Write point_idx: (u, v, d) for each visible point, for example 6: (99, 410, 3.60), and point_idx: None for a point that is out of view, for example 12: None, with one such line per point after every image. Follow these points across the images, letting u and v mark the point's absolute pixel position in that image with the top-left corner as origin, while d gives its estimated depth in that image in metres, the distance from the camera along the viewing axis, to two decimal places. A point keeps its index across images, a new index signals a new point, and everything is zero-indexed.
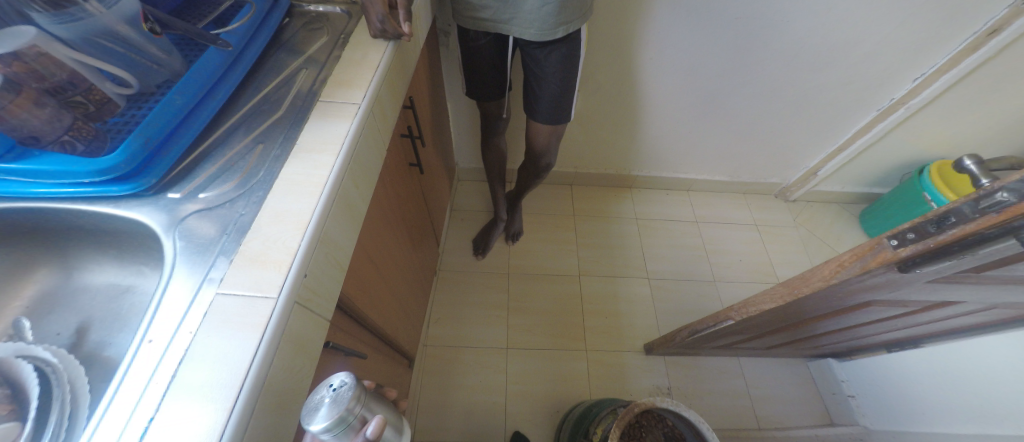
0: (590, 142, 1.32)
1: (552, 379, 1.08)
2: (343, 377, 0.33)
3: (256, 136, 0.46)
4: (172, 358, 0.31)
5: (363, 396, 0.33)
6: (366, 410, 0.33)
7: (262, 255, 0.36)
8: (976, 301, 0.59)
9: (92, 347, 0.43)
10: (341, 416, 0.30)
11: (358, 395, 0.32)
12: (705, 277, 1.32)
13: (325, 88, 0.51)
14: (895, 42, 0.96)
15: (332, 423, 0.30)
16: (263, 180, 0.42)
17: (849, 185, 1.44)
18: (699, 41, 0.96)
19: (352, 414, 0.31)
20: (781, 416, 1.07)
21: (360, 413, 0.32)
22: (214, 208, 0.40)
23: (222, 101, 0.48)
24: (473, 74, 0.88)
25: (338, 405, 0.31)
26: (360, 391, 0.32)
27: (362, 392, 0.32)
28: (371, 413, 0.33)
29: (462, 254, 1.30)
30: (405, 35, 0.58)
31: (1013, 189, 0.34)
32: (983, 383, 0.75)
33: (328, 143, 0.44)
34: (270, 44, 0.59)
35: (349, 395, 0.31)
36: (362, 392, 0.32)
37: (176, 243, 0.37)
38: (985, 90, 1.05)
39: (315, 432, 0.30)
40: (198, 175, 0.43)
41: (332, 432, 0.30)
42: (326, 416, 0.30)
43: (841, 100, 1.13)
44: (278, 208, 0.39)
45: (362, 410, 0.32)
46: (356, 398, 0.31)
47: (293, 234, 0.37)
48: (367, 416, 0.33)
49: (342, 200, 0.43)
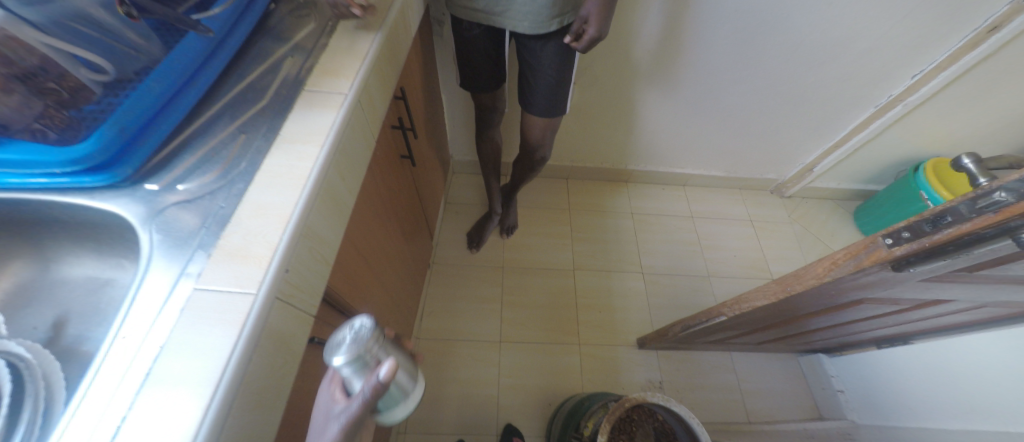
0: (587, 135, 1.31)
1: (544, 373, 1.08)
2: (364, 320, 0.32)
3: (239, 126, 0.45)
4: (147, 355, 0.30)
5: (382, 339, 0.32)
6: (385, 353, 0.32)
7: (242, 250, 0.35)
8: (969, 300, 0.59)
9: (70, 341, 0.41)
10: (359, 354, 0.30)
11: (377, 337, 0.31)
12: (700, 272, 1.32)
13: (310, 77, 0.49)
14: (895, 38, 0.95)
15: (351, 358, 0.30)
16: (245, 171, 0.40)
17: (845, 181, 1.44)
18: (698, 35, 0.94)
19: (370, 354, 0.31)
20: (772, 410, 1.08)
21: (377, 355, 0.31)
22: (193, 201, 0.38)
23: (202, 89, 0.46)
24: (467, 64, 0.86)
25: (357, 343, 0.30)
26: (379, 334, 0.32)
27: (382, 335, 0.32)
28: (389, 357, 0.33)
29: (456, 248, 1.29)
30: (356, 6, 0.54)
31: (1011, 189, 0.34)
32: (971, 379, 0.76)
33: (312, 134, 0.43)
34: (255, 31, 0.57)
35: (368, 336, 0.31)
36: (381, 335, 0.32)
37: (154, 236, 0.36)
38: (984, 88, 1.04)
39: (335, 366, 0.30)
40: (177, 165, 0.42)
41: (351, 368, 0.30)
42: (346, 352, 0.30)
43: (840, 96, 1.12)
44: (260, 201, 0.38)
45: (381, 352, 0.32)
46: (375, 339, 0.31)
47: (275, 228, 0.36)
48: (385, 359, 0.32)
49: (326, 192, 0.41)
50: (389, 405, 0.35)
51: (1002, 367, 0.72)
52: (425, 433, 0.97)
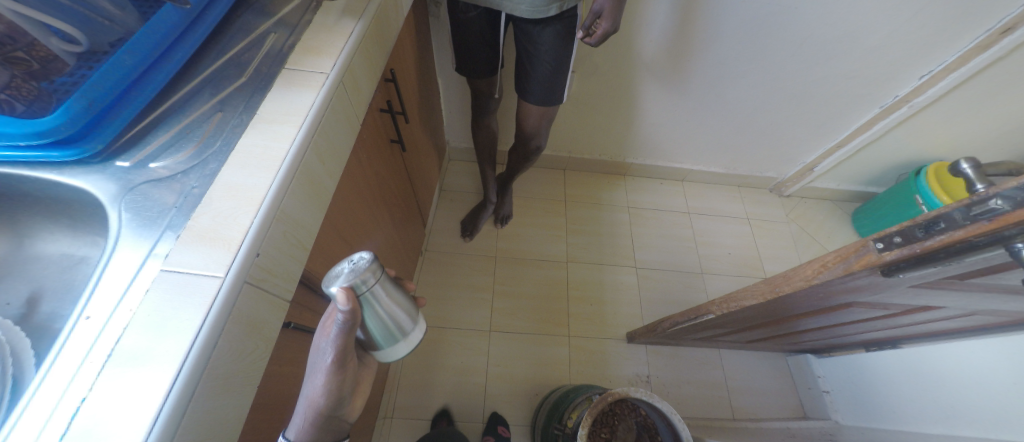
0: (585, 126, 1.29)
1: (532, 364, 1.09)
2: (362, 254, 0.36)
3: (216, 103, 0.43)
4: (109, 336, 0.29)
5: (380, 274, 0.36)
6: (382, 288, 0.36)
7: (212, 232, 0.34)
8: (958, 307, 0.58)
9: (43, 318, 0.40)
10: (356, 282, 0.34)
11: (374, 270, 0.35)
12: (693, 268, 1.32)
13: (292, 55, 0.47)
14: (905, 37, 0.92)
15: (349, 285, 0.33)
16: (219, 151, 0.39)
17: (846, 182, 1.42)
18: (702, 26, 0.92)
19: (365, 285, 0.34)
20: (757, 407, 1.09)
21: (373, 288, 0.35)
22: (165, 180, 0.37)
23: (179, 64, 0.45)
24: (462, 48, 0.83)
25: (355, 273, 0.34)
26: (376, 268, 0.35)
27: (380, 271, 0.36)
28: (386, 293, 0.36)
29: (449, 236, 1.28)
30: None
31: (1008, 196, 0.33)
32: (956, 385, 0.76)
33: (290, 114, 0.41)
34: (238, 4, 0.54)
35: (366, 268, 0.34)
36: (379, 270, 0.36)
37: (123, 213, 0.35)
38: (992, 92, 1.02)
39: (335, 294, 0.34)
40: (151, 141, 0.40)
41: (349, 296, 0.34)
42: (344, 280, 0.34)
43: (845, 95, 1.10)
44: (233, 182, 0.37)
45: (377, 285, 0.35)
46: (372, 272, 0.35)
47: (246, 211, 0.35)
48: (381, 294, 0.36)
49: (304, 175, 0.40)
50: (389, 341, 0.39)
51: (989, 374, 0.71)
52: (411, 419, 0.98)
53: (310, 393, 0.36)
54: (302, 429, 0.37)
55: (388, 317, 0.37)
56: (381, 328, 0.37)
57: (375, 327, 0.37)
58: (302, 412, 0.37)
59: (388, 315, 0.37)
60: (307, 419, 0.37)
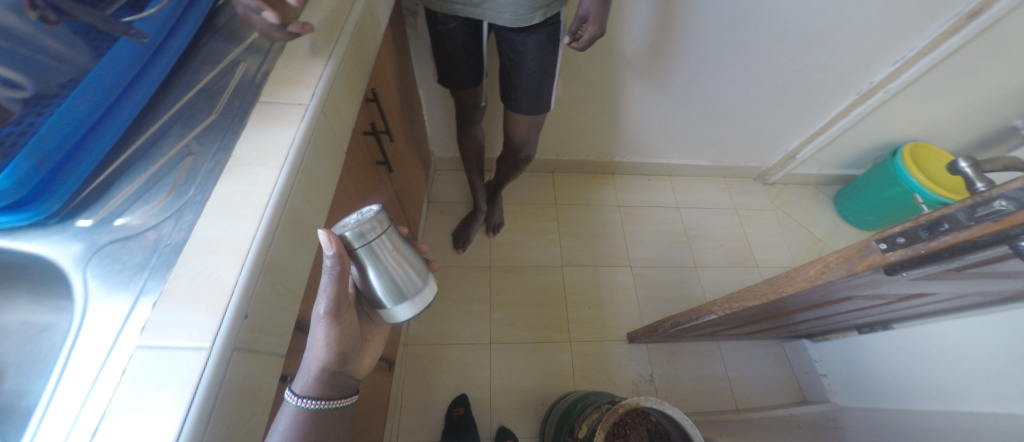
0: (572, 128, 1.28)
1: (537, 373, 1.08)
2: (371, 207, 0.38)
3: (185, 146, 0.40)
4: (85, 427, 0.26)
5: (387, 227, 0.38)
6: (387, 240, 0.38)
7: (192, 295, 0.31)
8: (951, 292, 0.60)
9: (7, 397, 0.36)
10: (363, 230, 0.35)
11: (381, 220, 0.37)
12: (687, 263, 1.33)
13: (266, 85, 0.44)
14: (879, 25, 0.94)
15: (354, 232, 0.35)
16: (193, 200, 0.36)
17: (825, 167, 1.46)
18: (684, 24, 0.91)
19: (367, 229, 0.36)
20: (758, 396, 1.11)
21: (378, 236, 0.36)
22: (133, 238, 0.35)
23: (140, 103, 0.41)
24: (443, 60, 0.81)
25: (360, 222, 0.36)
26: (382, 218, 0.37)
27: (387, 223, 0.37)
28: (392, 246, 0.38)
29: (441, 248, 1.26)
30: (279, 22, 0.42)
31: (1012, 197, 0.32)
32: (950, 363, 0.78)
33: (269, 154, 0.38)
34: (201, 31, 0.51)
35: (371, 216, 0.36)
36: (385, 221, 0.37)
37: (90, 281, 0.33)
38: (961, 73, 1.05)
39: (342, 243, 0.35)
40: (115, 194, 0.37)
41: (355, 244, 0.36)
42: (350, 226, 0.35)
43: (822, 84, 1.12)
44: (211, 235, 0.34)
45: (383, 236, 0.37)
46: (377, 220, 0.36)
47: (229, 268, 0.32)
48: (386, 246, 0.38)
49: (290, 218, 0.37)
50: (394, 299, 0.39)
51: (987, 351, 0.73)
52: None
53: (314, 348, 0.38)
54: (310, 385, 0.38)
55: (394, 271, 0.38)
56: (387, 283, 0.38)
57: (380, 281, 0.38)
58: (310, 368, 0.39)
59: (394, 269, 0.38)
60: (315, 374, 0.39)
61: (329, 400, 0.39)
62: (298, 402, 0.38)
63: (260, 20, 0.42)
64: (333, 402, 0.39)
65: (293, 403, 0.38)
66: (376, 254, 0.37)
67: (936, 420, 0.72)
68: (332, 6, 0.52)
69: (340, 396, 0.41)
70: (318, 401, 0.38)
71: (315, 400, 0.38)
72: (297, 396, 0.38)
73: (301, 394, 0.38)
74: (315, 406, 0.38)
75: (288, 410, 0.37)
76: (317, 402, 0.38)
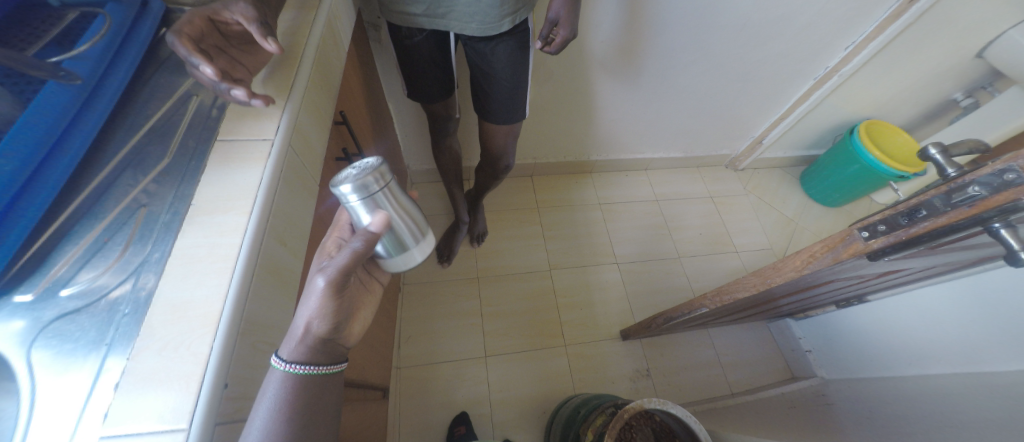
0: (547, 131, 1.27)
1: (534, 381, 1.07)
2: (367, 160, 0.37)
3: (138, 195, 0.36)
4: None
5: (388, 179, 0.37)
6: (389, 193, 0.38)
7: (161, 371, 0.27)
8: (922, 266, 0.63)
9: None
10: (365, 181, 0.35)
11: (382, 172, 0.37)
12: (670, 254, 1.35)
13: (224, 121, 0.41)
14: (830, 12, 0.99)
15: (356, 184, 0.35)
16: (152, 259, 0.33)
17: (790, 150, 1.52)
18: (650, 22, 0.92)
19: (369, 179, 0.35)
20: (750, 378, 1.14)
21: (382, 188, 0.36)
22: (83, 309, 0.31)
23: (78, 154, 0.37)
24: (411, 73, 0.78)
25: (362, 173, 0.36)
26: (381, 170, 0.37)
27: (388, 175, 0.37)
28: (395, 200, 0.38)
29: (426, 264, 1.22)
30: (222, 85, 0.38)
31: (984, 182, 0.34)
32: (923, 328, 0.83)
33: (235, 198, 0.35)
34: (144, 65, 0.46)
35: (372, 169, 0.36)
36: (387, 173, 0.37)
37: (35, 364, 0.29)
38: (905, 54, 1.12)
39: (342, 194, 0.35)
40: (58, 260, 0.33)
41: (357, 196, 0.35)
42: (353, 179, 0.35)
43: (783, 71, 1.16)
44: (176, 298, 0.30)
45: (385, 188, 0.37)
46: (379, 172, 0.36)
47: (200, 336, 0.29)
48: (388, 199, 0.37)
49: (266, 267, 0.34)
50: (395, 250, 0.40)
51: (957, 315, 0.78)
52: None
53: (306, 315, 0.35)
54: (299, 350, 0.34)
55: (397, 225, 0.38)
56: (390, 235, 0.39)
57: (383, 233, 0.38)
58: (296, 333, 0.34)
59: (397, 224, 0.38)
60: (304, 341, 0.35)
61: (318, 366, 0.36)
62: (288, 367, 0.33)
63: (205, 77, 0.38)
64: (323, 368, 0.36)
65: (281, 369, 0.33)
66: (377, 206, 0.37)
67: (917, 385, 0.76)
68: (290, 28, 0.49)
69: (329, 362, 0.37)
70: (307, 366, 0.35)
71: (303, 365, 0.34)
72: (286, 362, 0.33)
73: (290, 360, 0.34)
74: (306, 372, 0.34)
75: (278, 376, 0.32)
76: (306, 367, 0.34)
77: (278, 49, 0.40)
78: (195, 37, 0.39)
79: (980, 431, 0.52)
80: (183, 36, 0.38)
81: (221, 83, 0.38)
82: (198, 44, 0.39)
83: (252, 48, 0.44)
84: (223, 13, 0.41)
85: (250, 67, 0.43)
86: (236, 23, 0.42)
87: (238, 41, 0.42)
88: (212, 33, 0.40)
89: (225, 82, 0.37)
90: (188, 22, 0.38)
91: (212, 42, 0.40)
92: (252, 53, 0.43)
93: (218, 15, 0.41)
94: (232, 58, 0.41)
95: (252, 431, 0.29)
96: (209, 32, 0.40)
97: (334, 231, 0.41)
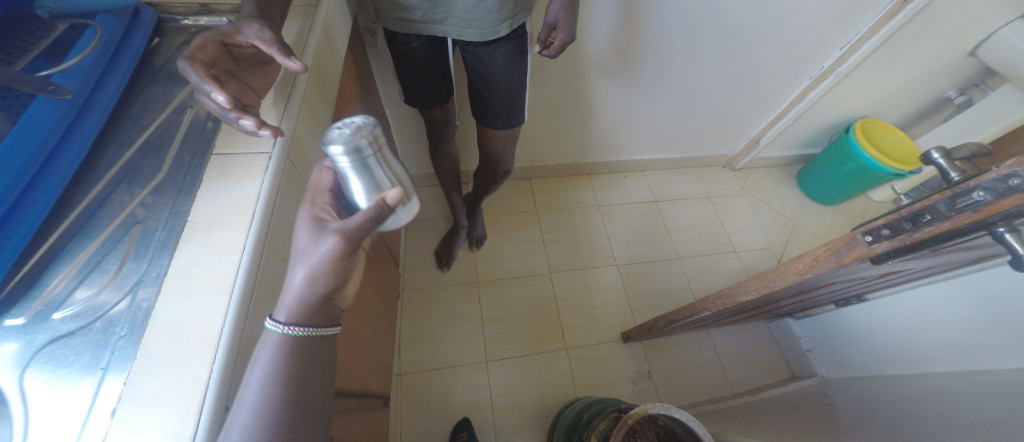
0: (545, 134, 1.27)
1: (536, 386, 1.06)
2: (357, 120, 0.34)
3: (133, 211, 0.35)
4: None
5: (381, 140, 0.35)
6: (382, 156, 0.35)
7: (159, 396, 0.27)
8: (924, 265, 0.63)
9: None
10: (358, 144, 0.32)
11: (376, 133, 0.34)
12: (669, 255, 1.36)
13: (220, 135, 0.40)
14: (825, 13, 0.99)
15: (349, 146, 0.32)
16: (148, 279, 0.32)
17: (786, 149, 1.53)
18: (647, 25, 0.92)
19: (363, 142, 0.33)
20: (751, 377, 1.14)
21: (375, 150, 0.34)
22: (77, 332, 0.30)
23: (70, 169, 0.36)
24: (408, 79, 0.77)
25: (355, 134, 0.33)
26: (375, 132, 0.34)
27: (381, 136, 0.35)
28: (387, 164, 0.36)
29: (425, 270, 1.21)
30: (231, 111, 0.36)
31: (988, 187, 0.34)
32: (923, 327, 0.84)
33: (232, 214, 0.34)
34: (138, 77, 0.46)
35: (366, 131, 0.33)
36: (381, 136, 0.35)
37: (25, 393, 0.28)
38: (898, 53, 1.13)
39: (333, 155, 0.33)
40: (52, 279, 0.32)
41: (349, 158, 0.33)
42: (345, 140, 0.32)
43: (779, 71, 1.17)
44: (174, 320, 0.29)
45: (378, 150, 0.34)
46: (374, 134, 0.34)
47: (200, 358, 0.28)
48: (380, 164, 0.35)
49: (266, 285, 0.34)
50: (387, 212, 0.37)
51: (957, 314, 0.79)
52: None
53: (304, 281, 0.32)
54: (295, 311, 0.32)
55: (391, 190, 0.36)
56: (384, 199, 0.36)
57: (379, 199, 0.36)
58: (294, 293, 0.32)
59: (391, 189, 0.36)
60: (301, 302, 0.32)
61: (317, 328, 0.33)
62: (285, 330, 0.31)
63: (214, 105, 0.37)
64: (324, 331, 0.34)
65: (279, 332, 0.31)
66: (369, 171, 0.34)
67: (918, 383, 0.77)
68: (287, 38, 0.48)
69: (327, 325, 0.35)
70: (307, 328, 0.32)
71: (302, 327, 0.32)
72: (283, 325, 0.31)
73: (287, 322, 0.32)
74: (304, 333, 0.32)
75: (273, 339, 0.31)
76: (306, 329, 0.32)
77: (302, 67, 0.39)
78: (207, 62, 0.39)
79: (985, 429, 0.52)
80: (196, 62, 0.37)
81: (231, 112, 0.36)
82: (210, 69, 0.39)
83: (262, 70, 0.43)
84: (236, 36, 0.40)
85: (259, 90, 0.42)
86: (249, 46, 0.41)
87: (249, 63, 0.42)
88: (224, 58, 0.40)
89: (234, 108, 0.35)
90: (201, 47, 0.38)
91: (224, 66, 0.40)
92: (262, 76, 0.43)
93: (231, 39, 0.40)
94: (242, 82, 0.41)
95: (247, 394, 0.28)
96: (222, 57, 0.40)
97: (314, 197, 0.36)
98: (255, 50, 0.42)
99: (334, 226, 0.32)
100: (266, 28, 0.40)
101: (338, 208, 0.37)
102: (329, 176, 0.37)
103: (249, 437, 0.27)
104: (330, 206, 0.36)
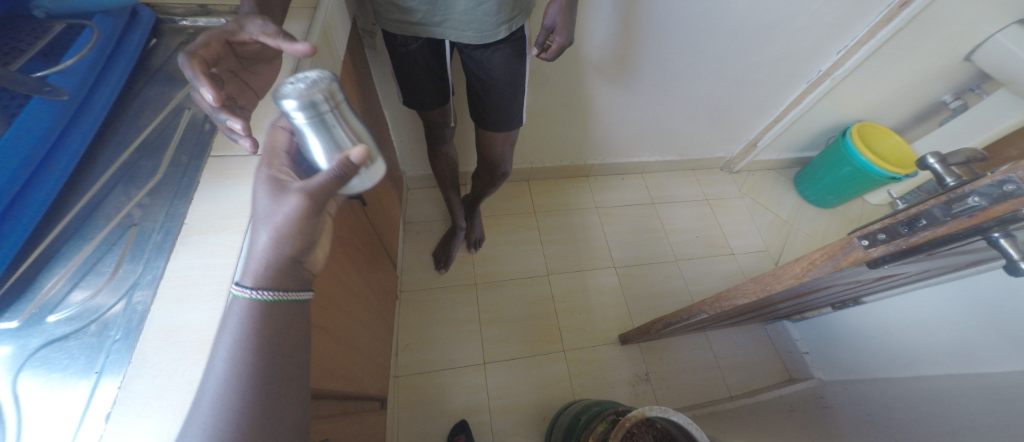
0: (544, 136, 1.27)
1: (533, 388, 1.06)
2: (311, 74, 0.33)
3: (130, 213, 0.35)
4: None
5: (338, 96, 0.33)
6: (341, 114, 0.34)
7: (154, 399, 0.27)
8: (920, 269, 0.63)
9: None
10: (314, 98, 0.31)
11: (332, 88, 0.33)
12: (667, 257, 1.36)
13: (217, 137, 0.40)
14: (822, 18, 1.00)
15: (304, 100, 0.31)
16: (144, 281, 0.32)
17: (784, 152, 1.54)
18: (646, 28, 0.93)
19: (320, 98, 0.31)
20: (748, 380, 1.14)
21: (332, 106, 0.32)
22: (71, 335, 0.30)
23: (65, 171, 0.36)
24: (407, 80, 0.77)
25: (310, 89, 0.31)
26: (331, 88, 0.33)
27: (338, 92, 0.33)
28: (348, 123, 0.34)
29: (423, 271, 1.21)
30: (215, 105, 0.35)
31: (984, 192, 0.34)
32: (919, 330, 0.84)
33: (230, 217, 0.34)
34: (135, 78, 0.45)
35: (321, 86, 0.32)
36: (338, 93, 0.33)
37: (18, 397, 0.27)
38: (895, 58, 1.14)
39: (287, 111, 0.31)
40: (46, 281, 0.32)
41: (304, 114, 0.31)
42: (300, 95, 0.31)
43: (776, 74, 1.17)
44: (171, 323, 0.29)
45: (336, 107, 0.33)
46: (330, 90, 0.32)
47: (197, 361, 0.28)
48: (340, 122, 0.33)
49: None
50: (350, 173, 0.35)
51: (952, 317, 0.79)
52: None
53: (270, 241, 0.32)
54: (261, 274, 0.31)
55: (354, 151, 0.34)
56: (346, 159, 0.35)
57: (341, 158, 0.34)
58: (261, 255, 0.32)
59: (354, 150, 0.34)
60: (268, 264, 0.32)
61: (288, 292, 0.32)
62: (252, 294, 0.30)
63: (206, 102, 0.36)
64: (295, 294, 0.32)
65: (246, 297, 0.30)
66: (328, 130, 0.33)
67: (913, 386, 0.77)
68: None
69: (301, 289, 0.34)
70: (277, 292, 0.31)
71: (271, 291, 0.31)
72: (250, 289, 0.30)
73: (253, 286, 0.31)
74: (273, 297, 0.31)
75: (240, 305, 0.30)
76: (276, 293, 0.31)
77: (308, 49, 0.39)
78: (210, 59, 0.38)
79: (979, 432, 0.52)
80: (197, 58, 0.37)
81: (220, 112, 0.36)
82: (212, 66, 0.38)
83: (263, 69, 0.43)
84: (240, 33, 0.40)
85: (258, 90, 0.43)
86: (251, 43, 0.41)
87: (251, 61, 0.42)
88: (227, 56, 0.40)
89: (217, 101, 0.35)
90: (204, 44, 0.38)
91: (226, 65, 0.40)
92: (261, 74, 0.43)
93: (234, 37, 0.40)
94: (243, 81, 0.41)
95: (215, 365, 0.28)
96: (225, 54, 0.40)
97: (270, 160, 0.35)
98: (258, 47, 0.42)
99: (296, 186, 0.31)
100: (269, 22, 0.40)
101: (299, 170, 0.36)
102: (285, 137, 0.36)
103: (216, 409, 0.27)
104: (290, 169, 0.35)
